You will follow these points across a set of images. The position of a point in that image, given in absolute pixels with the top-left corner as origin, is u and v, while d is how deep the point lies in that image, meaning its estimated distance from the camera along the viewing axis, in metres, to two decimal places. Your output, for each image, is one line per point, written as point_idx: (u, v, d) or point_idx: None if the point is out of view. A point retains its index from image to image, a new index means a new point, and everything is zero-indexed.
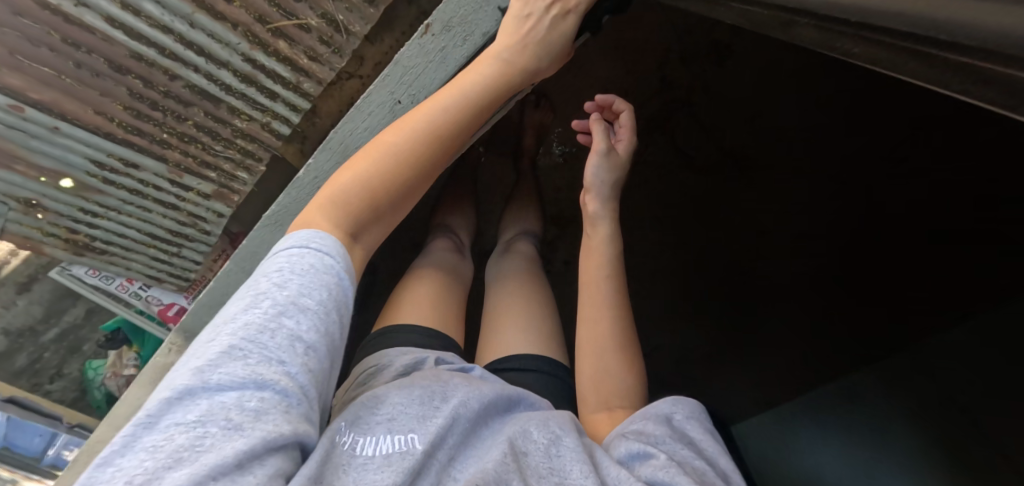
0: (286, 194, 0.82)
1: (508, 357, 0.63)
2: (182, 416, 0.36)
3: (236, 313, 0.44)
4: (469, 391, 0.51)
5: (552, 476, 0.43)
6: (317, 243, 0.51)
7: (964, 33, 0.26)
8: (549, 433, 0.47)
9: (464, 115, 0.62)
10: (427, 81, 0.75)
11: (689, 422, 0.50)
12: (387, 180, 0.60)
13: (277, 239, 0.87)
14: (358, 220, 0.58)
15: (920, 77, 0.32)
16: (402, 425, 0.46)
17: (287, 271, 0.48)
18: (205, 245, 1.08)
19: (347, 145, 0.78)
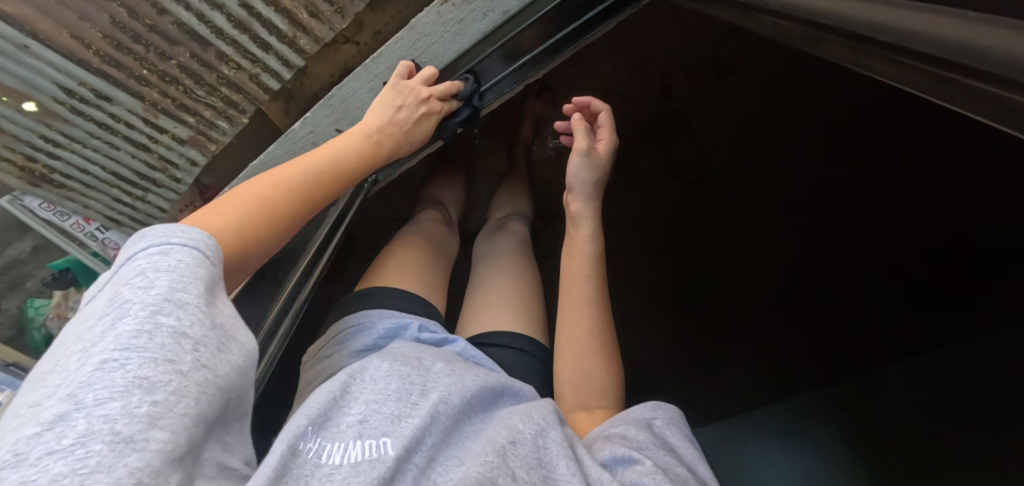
0: None
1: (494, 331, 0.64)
2: (56, 442, 0.31)
3: (100, 329, 0.37)
4: (449, 384, 0.50)
5: (540, 470, 0.43)
6: (180, 237, 0.43)
7: (974, 54, 0.31)
8: (538, 426, 0.47)
9: (336, 185, 0.64)
10: None
11: (669, 429, 0.53)
12: (294, 202, 0.58)
13: None
14: (258, 227, 0.53)
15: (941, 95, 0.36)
16: (368, 429, 0.43)
17: (153, 269, 0.40)
18: (173, 192, 1.04)
19: None
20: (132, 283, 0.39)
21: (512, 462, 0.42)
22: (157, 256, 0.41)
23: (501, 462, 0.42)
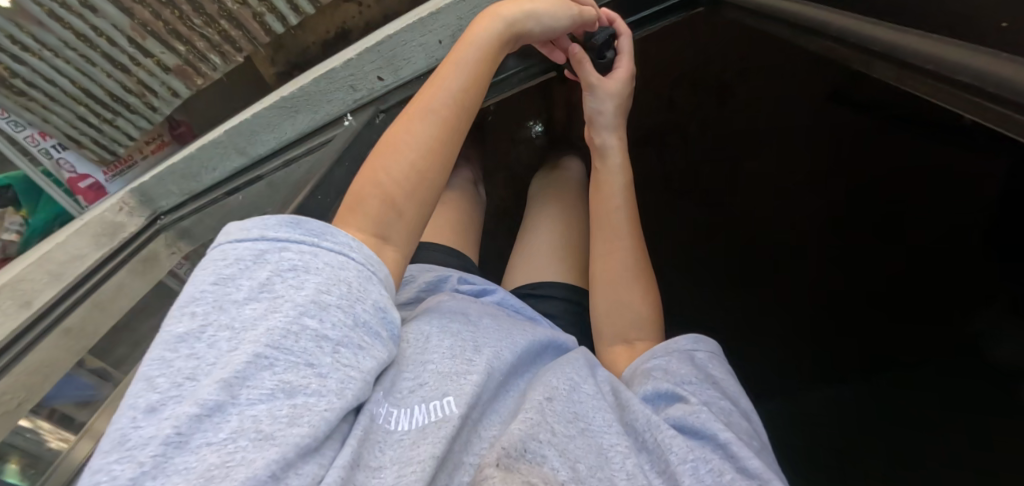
0: (314, 81, 0.80)
1: (541, 284, 0.71)
2: (213, 436, 0.29)
3: (251, 316, 0.35)
4: (502, 343, 0.51)
5: (576, 423, 0.45)
6: (334, 239, 0.41)
7: (1008, 86, 0.40)
8: (567, 383, 0.49)
9: (465, 100, 0.55)
10: None
11: (709, 361, 0.56)
12: (419, 182, 0.50)
13: (279, 123, 0.85)
14: (390, 213, 0.48)
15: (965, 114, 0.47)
16: (429, 391, 0.42)
17: (305, 267, 0.38)
18: (146, 121, 1.01)
19: (395, 56, 0.76)
20: (280, 274, 0.37)
21: (547, 417, 0.44)
22: (303, 252, 0.39)
23: (540, 417, 0.43)
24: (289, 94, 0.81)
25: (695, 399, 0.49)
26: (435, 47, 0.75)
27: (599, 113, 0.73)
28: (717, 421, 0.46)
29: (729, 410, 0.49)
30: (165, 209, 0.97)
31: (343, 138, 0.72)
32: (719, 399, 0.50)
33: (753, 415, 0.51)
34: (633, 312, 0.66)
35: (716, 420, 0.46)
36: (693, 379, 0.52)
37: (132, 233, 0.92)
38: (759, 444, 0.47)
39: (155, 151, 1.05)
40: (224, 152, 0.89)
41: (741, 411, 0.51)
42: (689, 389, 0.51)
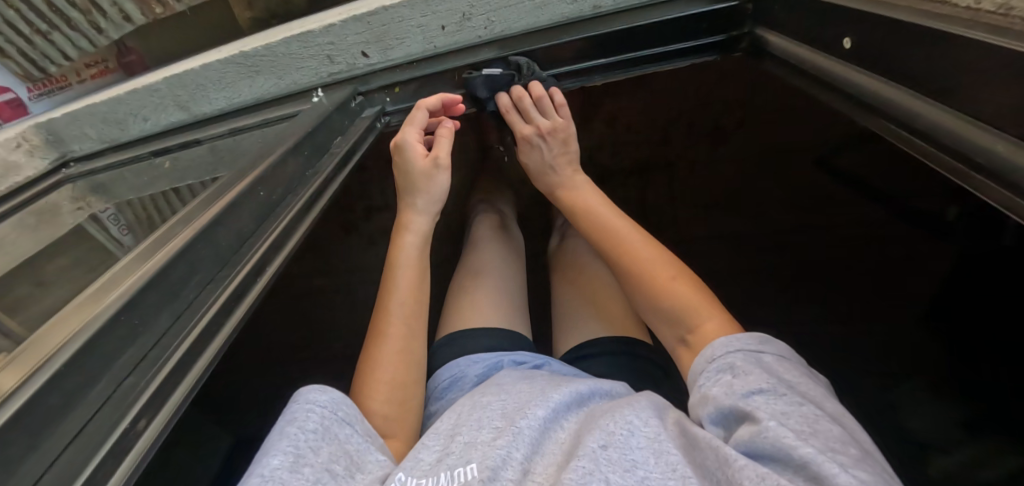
0: (285, 42, 0.66)
1: (588, 341, 0.67)
2: None
3: (279, 471, 0.37)
4: (542, 403, 0.48)
5: (635, 471, 0.34)
6: (344, 408, 0.44)
7: None
8: (628, 415, 0.39)
9: (400, 281, 0.58)
10: (514, 17, 0.62)
11: (782, 364, 0.39)
12: (405, 362, 0.53)
13: (235, 83, 0.71)
14: (394, 393, 0.51)
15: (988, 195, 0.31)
16: (456, 458, 0.43)
17: (321, 435, 0.41)
18: (88, 44, 0.84)
19: (387, 32, 0.63)
20: (291, 441, 0.40)
21: (605, 467, 0.34)
22: (315, 420, 0.42)
23: (595, 465, 0.34)
24: (252, 50, 0.68)
25: (770, 412, 0.34)
26: (435, 32, 0.63)
27: (534, 154, 0.64)
28: (793, 437, 0.32)
29: (822, 420, 0.34)
30: (77, 155, 0.84)
31: (307, 117, 0.59)
32: (789, 392, 0.36)
33: (851, 422, 0.35)
34: (689, 313, 0.45)
35: (793, 434, 0.32)
36: (766, 384, 0.36)
37: (25, 179, 0.77)
38: (862, 452, 0.32)
39: (96, 76, 0.88)
40: (161, 103, 0.75)
41: (838, 419, 0.35)
42: (748, 386, 0.37)
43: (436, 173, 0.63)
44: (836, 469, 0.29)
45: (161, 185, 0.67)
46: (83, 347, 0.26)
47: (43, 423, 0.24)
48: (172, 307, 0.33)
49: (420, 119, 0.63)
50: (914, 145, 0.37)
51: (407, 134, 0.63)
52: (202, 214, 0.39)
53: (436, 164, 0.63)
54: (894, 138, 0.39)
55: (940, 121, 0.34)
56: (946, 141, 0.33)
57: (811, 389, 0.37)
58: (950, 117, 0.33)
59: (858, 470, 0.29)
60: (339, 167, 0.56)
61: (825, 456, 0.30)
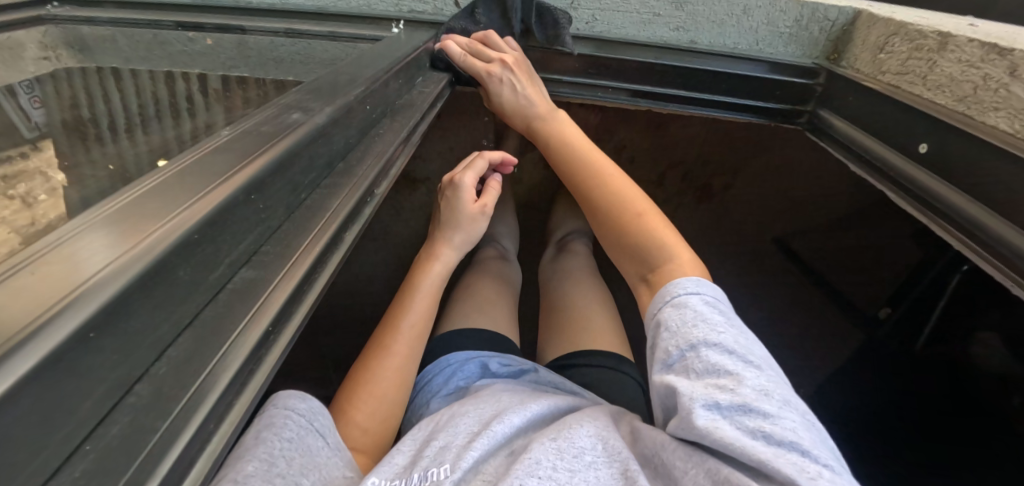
0: None
1: (580, 353, 0.65)
2: None
3: (254, 480, 0.27)
4: (517, 412, 0.41)
5: (584, 458, 0.32)
6: (321, 416, 0.34)
7: None
8: (578, 416, 0.36)
9: (409, 304, 0.52)
10: (619, 23, 0.65)
11: (714, 307, 0.36)
12: (400, 385, 0.46)
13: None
14: (380, 408, 0.44)
15: (995, 262, 0.44)
16: (430, 459, 0.36)
17: (294, 440, 0.31)
18: None
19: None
20: (267, 447, 0.29)
21: (556, 461, 0.31)
22: (294, 426, 0.32)
23: (542, 455, 0.31)
24: None
25: (695, 377, 0.32)
26: None
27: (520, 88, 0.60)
28: (723, 390, 0.30)
29: (748, 370, 0.31)
30: None
31: (397, 44, 0.55)
32: (719, 338, 0.33)
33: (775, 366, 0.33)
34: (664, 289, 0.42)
35: (711, 397, 0.30)
36: (695, 335, 0.34)
37: None
38: (780, 397, 0.30)
39: None
40: None
41: (770, 371, 0.32)
42: (678, 337, 0.34)
43: (482, 220, 0.61)
44: (767, 428, 0.28)
45: (193, 61, 0.59)
46: (219, 216, 0.22)
47: (171, 294, 0.20)
48: (289, 201, 0.30)
49: (474, 174, 0.61)
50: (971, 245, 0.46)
51: (465, 176, 0.61)
52: (325, 103, 0.35)
53: (484, 211, 0.61)
54: (953, 238, 0.48)
55: (946, 192, 0.49)
56: (1005, 252, 0.43)
57: (752, 342, 0.34)
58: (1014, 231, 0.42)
59: (778, 427, 0.28)
60: (426, 108, 0.53)
61: (758, 418, 0.29)
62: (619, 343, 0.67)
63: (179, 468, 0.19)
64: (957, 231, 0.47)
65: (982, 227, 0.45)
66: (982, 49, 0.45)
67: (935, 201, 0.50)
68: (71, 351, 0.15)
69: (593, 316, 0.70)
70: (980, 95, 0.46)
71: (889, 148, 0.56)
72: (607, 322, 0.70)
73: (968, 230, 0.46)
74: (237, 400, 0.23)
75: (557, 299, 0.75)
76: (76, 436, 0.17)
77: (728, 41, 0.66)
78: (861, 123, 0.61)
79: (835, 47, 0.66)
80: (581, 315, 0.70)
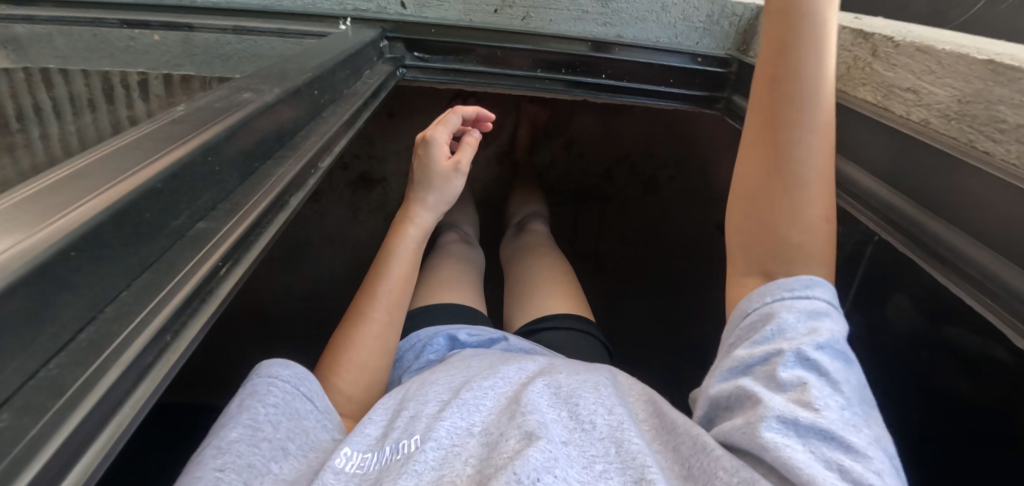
0: None
1: (548, 315, 0.71)
2: None
3: (237, 443, 0.34)
4: (488, 380, 0.46)
5: (596, 465, 0.35)
6: (307, 383, 0.42)
7: (922, 174, 0.45)
8: (593, 409, 0.40)
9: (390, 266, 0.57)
10: (551, 18, 0.69)
11: (819, 313, 0.36)
12: (380, 346, 0.52)
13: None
14: (362, 355, 0.50)
15: (848, 196, 0.52)
16: (401, 431, 0.40)
17: (279, 407, 0.38)
18: None
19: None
20: (251, 414, 0.37)
21: (567, 457, 0.34)
22: (276, 392, 0.39)
23: (555, 452, 0.34)
24: None
25: (775, 385, 0.33)
26: (477, 8, 0.67)
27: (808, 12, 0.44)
28: (806, 411, 0.31)
29: (838, 395, 0.32)
30: None
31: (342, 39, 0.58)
32: (814, 354, 0.33)
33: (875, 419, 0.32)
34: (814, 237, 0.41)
35: (790, 414, 0.31)
36: (789, 344, 0.34)
37: None
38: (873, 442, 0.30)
39: None
40: None
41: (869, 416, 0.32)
42: (764, 344, 0.36)
43: (455, 177, 0.65)
44: (845, 461, 0.29)
45: (136, 60, 0.59)
46: (177, 172, 0.26)
47: (133, 232, 0.23)
48: (243, 169, 0.33)
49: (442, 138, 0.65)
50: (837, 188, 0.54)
51: (437, 134, 0.65)
52: (268, 85, 0.38)
53: (457, 168, 0.65)
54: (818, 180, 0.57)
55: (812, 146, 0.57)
56: (863, 195, 0.51)
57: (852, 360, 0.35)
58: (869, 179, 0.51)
59: (860, 464, 0.29)
60: (369, 98, 0.56)
61: (842, 452, 0.29)
62: (582, 305, 0.75)
63: (135, 374, 0.23)
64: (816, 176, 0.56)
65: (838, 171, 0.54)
66: (852, 35, 0.54)
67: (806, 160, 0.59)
68: (57, 264, 0.19)
69: (556, 283, 0.78)
70: (853, 74, 0.53)
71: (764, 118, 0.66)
72: (564, 287, 0.77)
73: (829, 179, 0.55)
74: (188, 324, 0.26)
75: (517, 272, 0.83)
76: (60, 338, 0.19)
77: (650, 35, 0.71)
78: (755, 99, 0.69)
79: (743, 40, 0.72)
80: (546, 284, 0.77)
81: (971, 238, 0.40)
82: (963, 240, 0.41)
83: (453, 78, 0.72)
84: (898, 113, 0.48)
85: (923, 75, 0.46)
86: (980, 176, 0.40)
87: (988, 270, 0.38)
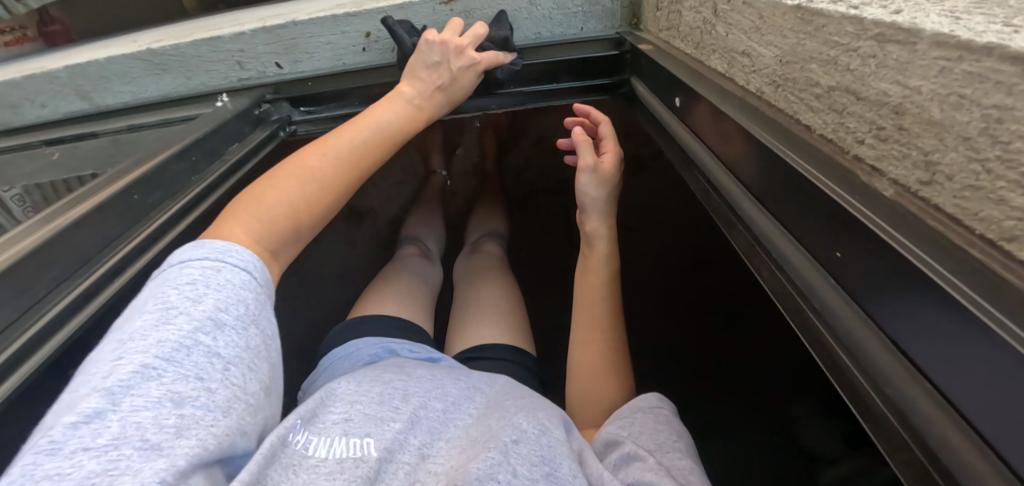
0: (195, 43, 0.68)
1: (485, 345, 0.71)
2: (91, 440, 0.24)
3: (141, 328, 0.30)
4: (434, 394, 0.51)
5: (543, 467, 0.43)
6: (233, 253, 0.37)
7: (737, 153, 0.38)
8: (541, 427, 0.47)
9: (365, 147, 0.51)
10: (420, 43, 0.67)
11: (636, 417, 0.55)
12: (326, 192, 0.47)
13: (144, 76, 0.71)
14: (286, 236, 0.43)
15: (698, 184, 0.46)
16: (356, 425, 0.44)
17: (202, 283, 0.34)
18: None
19: (297, 44, 0.67)
20: (159, 298, 0.32)
21: (515, 458, 0.42)
22: (191, 271, 0.34)
23: (504, 457, 0.41)
24: (160, 48, 0.69)
25: (621, 456, 0.49)
26: (346, 50, 0.67)
27: (593, 197, 0.69)
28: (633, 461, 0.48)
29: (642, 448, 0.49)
30: None
31: (206, 121, 0.61)
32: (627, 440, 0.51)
33: (672, 450, 0.50)
34: (613, 371, 0.62)
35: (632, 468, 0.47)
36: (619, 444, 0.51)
37: None
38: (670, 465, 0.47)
39: (12, 42, 0.98)
40: (60, 91, 0.72)
41: (669, 454, 0.49)
42: (609, 446, 0.52)
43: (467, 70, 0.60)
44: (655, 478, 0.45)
45: (43, 171, 0.64)
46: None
47: None
48: (18, 302, 0.36)
49: (475, 41, 0.60)
50: (692, 167, 0.47)
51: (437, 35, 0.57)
52: (65, 215, 0.42)
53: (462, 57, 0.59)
54: (679, 158, 0.50)
55: (672, 123, 0.50)
56: (703, 171, 0.44)
57: (656, 427, 0.53)
58: (705, 152, 0.43)
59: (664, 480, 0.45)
60: (229, 174, 0.58)
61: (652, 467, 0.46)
62: (518, 333, 0.74)
63: None
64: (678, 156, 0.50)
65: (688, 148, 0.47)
66: None
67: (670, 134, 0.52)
68: None
69: (493, 309, 0.77)
70: (703, 40, 0.44)
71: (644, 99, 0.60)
72: (503, 312, 0.77)
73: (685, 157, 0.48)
74: None
75: (464, 296, 0.82)
76: None
77: (529, 33, 0.67)
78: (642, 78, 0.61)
79: (631, 12, 0.66)
80: (488, 312, 0.77)
81: (797, 241, 0.32)
82: (788, 242, 0.32)
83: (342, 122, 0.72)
84: (740, 82, 0.39)
85: (750, 33, 0.37)
86: (776, 160, 0.33)
87: (798, 268, 0.31)
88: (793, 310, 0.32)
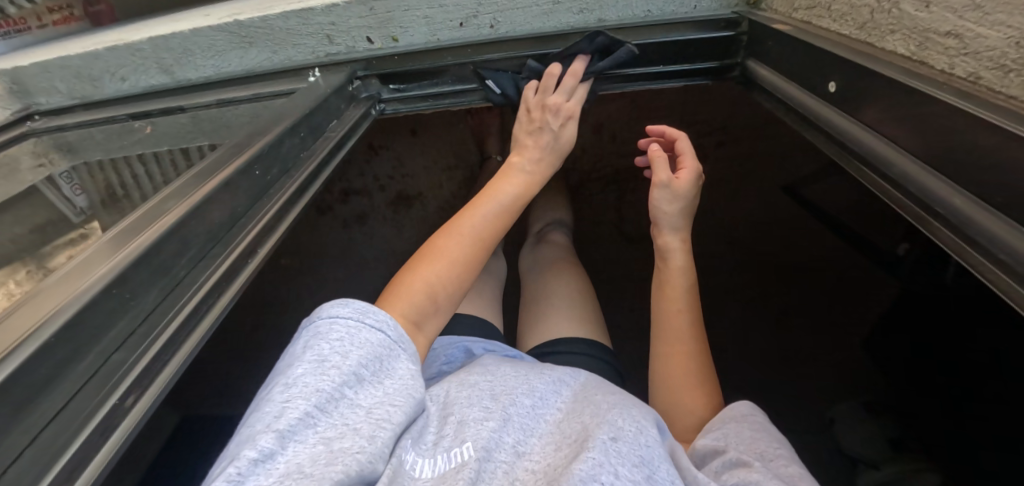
0: (284, 16, 0.65)
1: (562, 339, 0.69)
2: (263, 476, 0.27)
3: (302, 374, 0.34)
4: (528, 389, 0.46)
5: (643, 469, 0.37)
6: (371, 313, 0.39)
7: (934, 145, 0.35)
8: (636, 418, 0.42)
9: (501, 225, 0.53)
10: (520, 20, 0.64)
11: (735, 423, 0.47)
12: (460, 271, 0.48)
13: (229, 50, 0.69)
14: (426, 307, 0.45)
15: (865, 177, 0.42)
16: (452, 437, 0.39)
17: (343, 337, 0.37)
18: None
19: (392, 19, 0.64)
20: (314, 350, 0.36)
21: (614, 460, 0.37)
22: (339, 328, 0.37)
23: (604, 457, 0.36)
24: (248, 20, 0.66)
25: (724, 464, 0.42)
26: (441, 25, 0.64)
27: (666, 212, 0.61)
28: (742, 469, 0.40)
29: (745, 454, 0.42)
30: (43, 109, 0.76)
31: (302, 98, 0.58)
32: (727, 448, 0.44)
33: (789, 462, 0.41)
34: (699, 385, 0.53)
35: (736, 477, 0.40)
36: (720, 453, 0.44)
37: None
38: (792, 476, 0.40)
39: (59, 22, 0.91)
40: (142, 63, 0.71)
41: (782, 463, 0.41)
42: (711, 457, 0.45)
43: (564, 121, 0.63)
44: (764, 483, 0.38)
45: (134, 146, 0.64)
46: (79, 317, 0.28)
47: (18, 415, 0.24)
48: (163, 283, 0.35)
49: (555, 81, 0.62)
50: (853, 160, 0.44)
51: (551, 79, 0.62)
52: (197, 189, 0.40)
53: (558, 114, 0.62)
54: (831, 150, 0.47)
55: (824, 110, 0.47)
56: (875, 164, 0.41)
57: (760, 433, 0.45)
58: (881, 142, 0.40)
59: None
60: (331, 154, 0.56)
61: (762, 475, 0.39)
62: (598, 328, 0.72)
63: None
64: (831, 145, 0.47)
65: (847, 137, 0.44)
66: None
67: (816, 122, 0.48)
68: None
69: (573, 301, 0.75)
70: (877, 20, 0.41)
71: (771, 83, 0.56)
72: (583, 305, 0.75)
73: (841, 146, 0.45)
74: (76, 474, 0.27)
75: (537, 286, 0.80)
76: None
77: (637, 10, 0.63)
78: (766, 60, 0.57)
79: None
80: (565, 303, 0.75)
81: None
82: (1008, 229, 0.29)
83: (433, 102, 0.69)
84: (938, 67, 0.36)
85: (965, 13, 0.33)
86: (1007, 155, 0.30)
87: None
88: (1022, 303, 0.28)
